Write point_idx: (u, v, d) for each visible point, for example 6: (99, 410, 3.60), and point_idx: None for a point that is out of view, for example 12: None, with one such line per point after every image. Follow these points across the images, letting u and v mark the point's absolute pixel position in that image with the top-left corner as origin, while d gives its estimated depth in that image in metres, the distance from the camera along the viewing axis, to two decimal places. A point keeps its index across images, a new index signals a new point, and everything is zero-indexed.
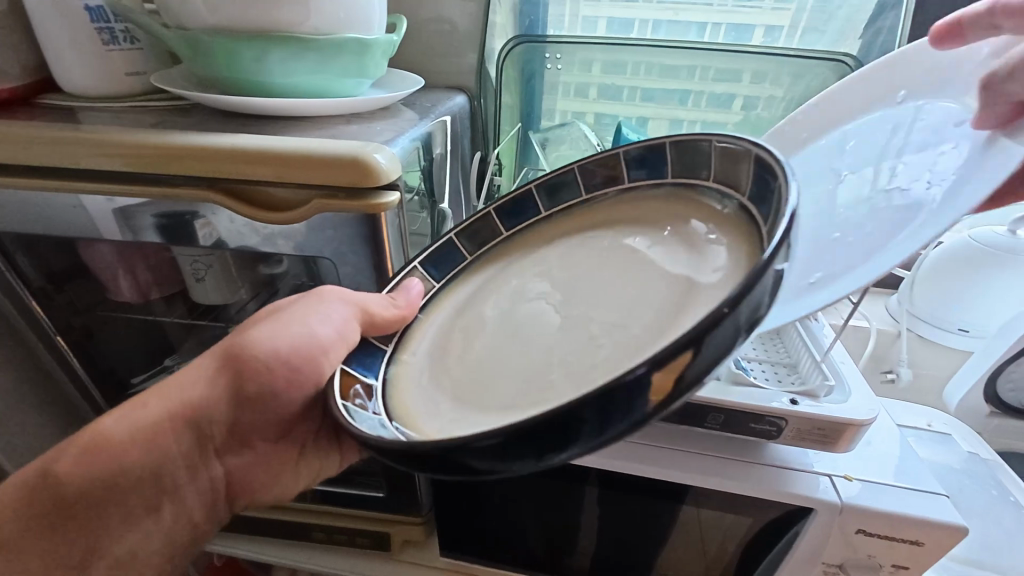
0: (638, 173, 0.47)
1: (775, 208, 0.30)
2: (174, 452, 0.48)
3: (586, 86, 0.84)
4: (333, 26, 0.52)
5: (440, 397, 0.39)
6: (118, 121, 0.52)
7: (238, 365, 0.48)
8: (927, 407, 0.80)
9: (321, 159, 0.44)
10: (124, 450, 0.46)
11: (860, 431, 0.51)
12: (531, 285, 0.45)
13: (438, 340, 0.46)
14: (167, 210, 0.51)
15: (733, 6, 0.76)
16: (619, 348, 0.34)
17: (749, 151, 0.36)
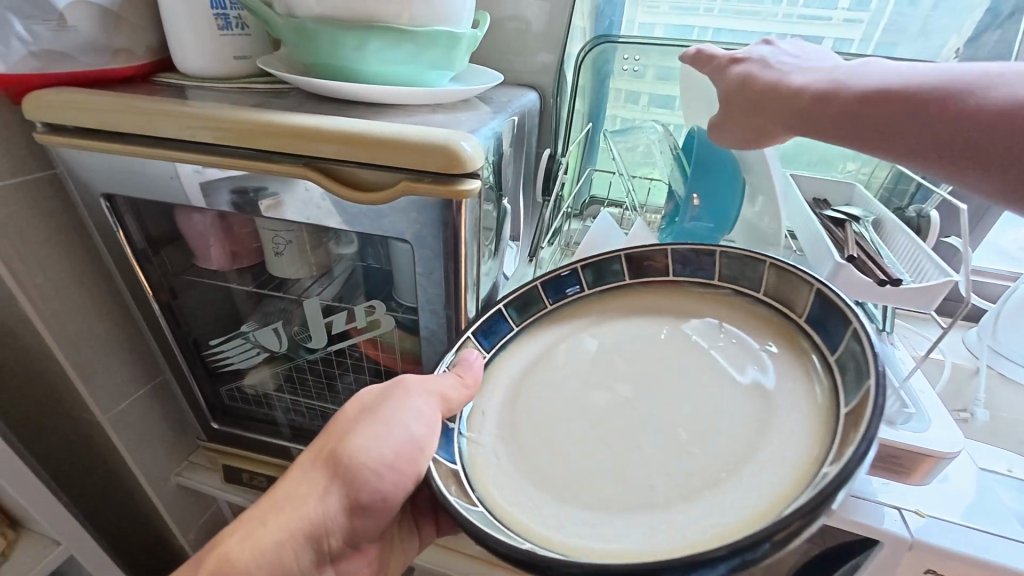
0: (682, 269, 0.52)
1: (855, 343, 0.37)
2: (293, 568, 0.49)
3: (635, 95, 0.85)
4: (428, 19, 0.54)
5: (519, 479, 0.41)
6: (225, 100, 0.56)
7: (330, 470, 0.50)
8: (1007, 452, 0.74)
9: (413, 144, 0.46)
10: None
11: (940, 464, 0.48)
12: (593, 371, 0.48)
13: (501, 410, 0.47)
14: (256, 183, 0.54)
15: (800, 16, 0.76)
16: (713, 462, 0.37)
17: (809, 283, 0.43)
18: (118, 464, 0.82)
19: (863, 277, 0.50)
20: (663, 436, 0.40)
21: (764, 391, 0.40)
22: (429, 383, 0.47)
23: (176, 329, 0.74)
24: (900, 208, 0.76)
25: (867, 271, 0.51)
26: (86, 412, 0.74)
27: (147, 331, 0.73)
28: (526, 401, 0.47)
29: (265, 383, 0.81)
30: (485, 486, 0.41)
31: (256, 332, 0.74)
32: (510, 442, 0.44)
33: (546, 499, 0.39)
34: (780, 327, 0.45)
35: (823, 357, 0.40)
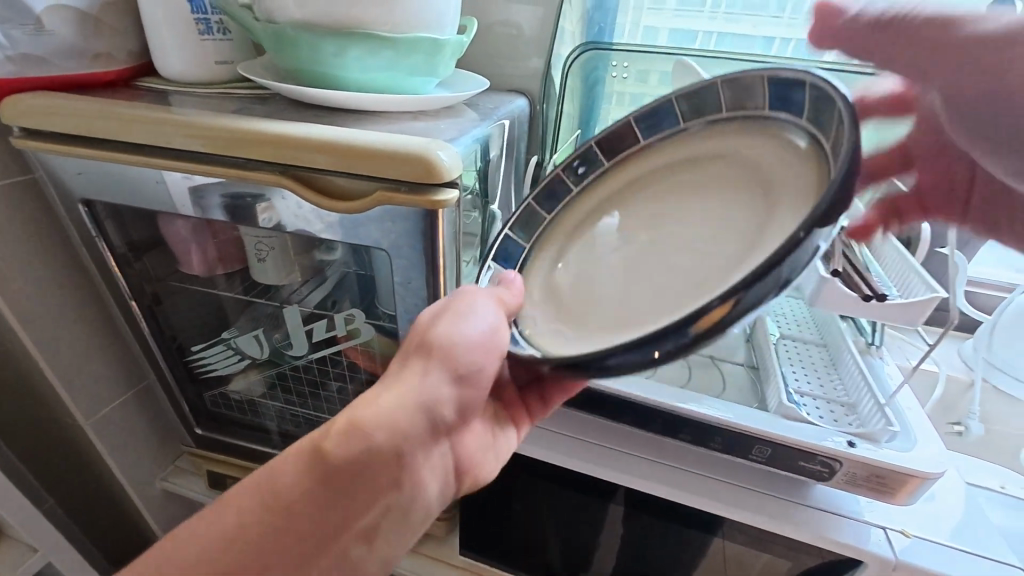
0: (647, 133, 0.51)
1: (817, 93, 0.35)
2: (411, 433, 0.42)
3: (641, 98, 0.81)
4: (409, 26, 0.54)
5: (586, 331, 0.43)
6: (205, 106, 0.55)
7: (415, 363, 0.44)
8: (1000, 468, 0.73)
9: (387, 153, 0.46)
10: (371, 433, 0.41)
11: (924, 485, 0.47)
12: (612, 245, 0.49)
13: (547, 295, 0.49)
14: (236, 192, 0.54)
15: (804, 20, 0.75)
16: (738, 247, 0.37)
17: (757, 75, 0.41)
18: (102, 468, 0.82)
19: (849, 292, 0.49)
20: (687, 258, 0.41)
21: (765, 179, 0.39)
22: (483, 291, 0.46)
23: (160, 335, 0.73)
24: None
25: (852, 286, 0.50)
26: (68, 415, 0.74)
27: (131, 336, 0.72)
28: (569, 284, 0.48)
29: (249, 388, 0.81)
30: (558, 347, 0.43)
31: (237, 338, 0.74)
32: (566, 317, 0.46)
33: (616, 332, 0.40)
34: (749, 129, 0.42)
35: (796, 127, 0.37)
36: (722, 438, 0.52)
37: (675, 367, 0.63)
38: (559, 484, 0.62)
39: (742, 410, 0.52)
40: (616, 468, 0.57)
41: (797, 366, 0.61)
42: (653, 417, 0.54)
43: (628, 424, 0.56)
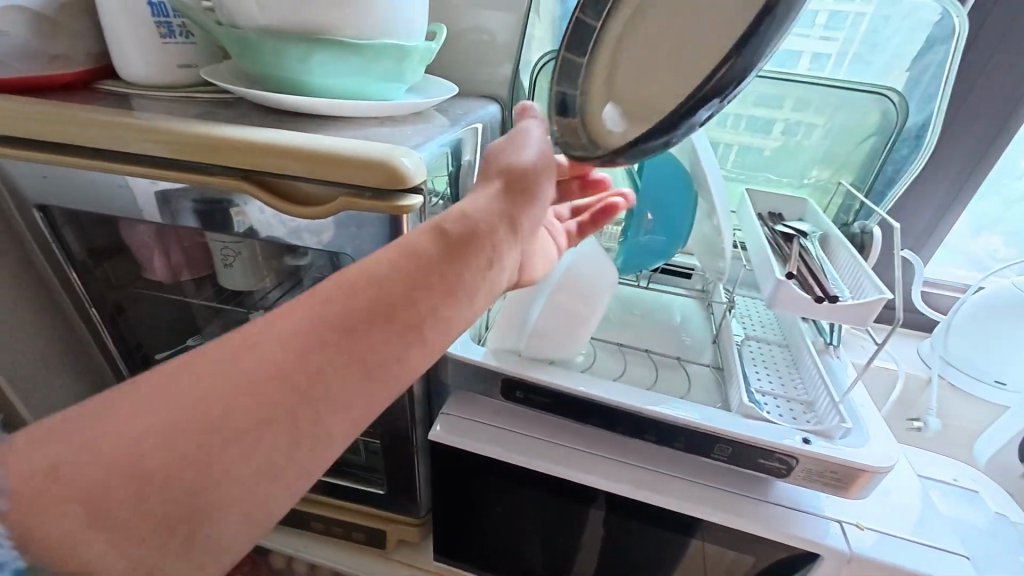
0: None
1: None
2: (496, 221, 0.40)
3: None
4: (375, 32, 0.54)
5: (647, 118, 0.40)
6: (167, 110, 0.54)
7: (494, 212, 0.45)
8: (954, 461, 0.77)
9: (351, 159, 0.46)
10: (460, 216, 0.39)
11: (876, 478, 0.48)
12: (632, 51, 0.42)
13: (597, 120, 0.45)
14: (201, 198, 0.53)
15: None
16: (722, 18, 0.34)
17: None
18: None
19: (803, 294, 0.51)
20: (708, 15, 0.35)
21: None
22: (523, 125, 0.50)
23: (124, 342, 0.71)
24: (847, 225, 0.78)
25: (807, 288, 0.52)
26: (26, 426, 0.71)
27: (93, 345, 0.70)
28: (607, 93, 0.44)
29: None
30: (630, 137, 0.41)
31: None
32: (619, 120, 0.43)
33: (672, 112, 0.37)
34: None
35: None
36: (685, 437, 0.53)
37: (643, 369, 0.64)
38: (531, 487, 0.63)
39: (704, 410, 0.53)
40: (585, 469, 0.58)
41: (759, 366, 0.63)
42: (619, 418, 0.55)
43: (596, 425, 0.57)
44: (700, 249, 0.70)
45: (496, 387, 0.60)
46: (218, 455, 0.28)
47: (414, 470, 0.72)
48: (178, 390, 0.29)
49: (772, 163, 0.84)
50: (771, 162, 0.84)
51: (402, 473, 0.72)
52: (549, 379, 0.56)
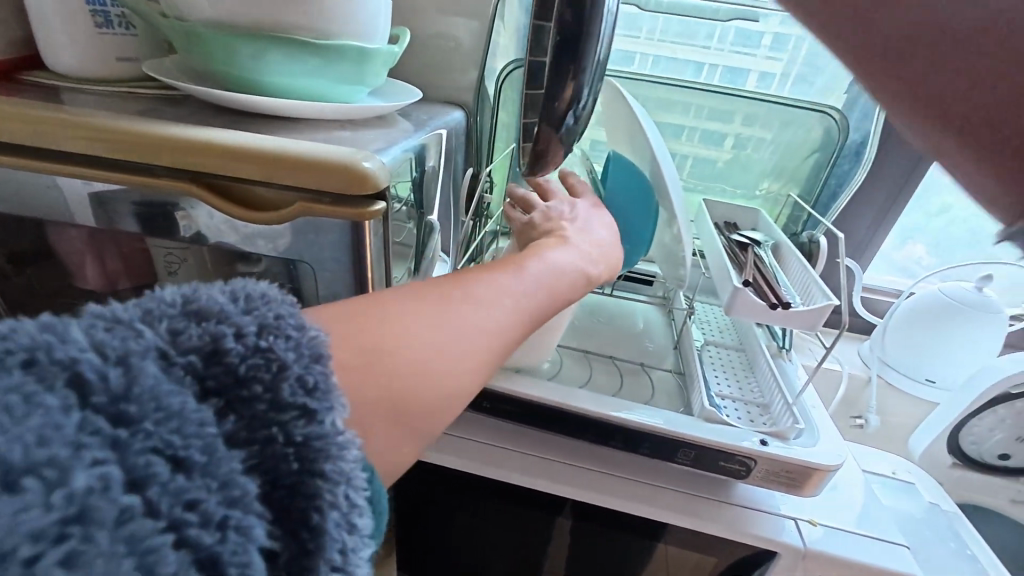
0: None
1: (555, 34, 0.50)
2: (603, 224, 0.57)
3: None
4: (336, 32, 0.52)
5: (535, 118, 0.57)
6: (103, 105, 0.50)
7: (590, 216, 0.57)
8: (892, 456, 0.82)
9: (311, 161, 0.44)
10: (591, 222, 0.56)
11: (826, 476, 0.51)
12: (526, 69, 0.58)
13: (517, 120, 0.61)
14: (143, 200, 0.50)
15: (728, 50, 0.82)
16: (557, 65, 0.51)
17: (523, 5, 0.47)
18: None
19: (758, 300, 0.53)
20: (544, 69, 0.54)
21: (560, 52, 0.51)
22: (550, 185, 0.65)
23: None
24: (797, 234, 0.83)
25: (762, 295, 0.54)
26: None
27: None
28: None
29: None
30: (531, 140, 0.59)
31: None
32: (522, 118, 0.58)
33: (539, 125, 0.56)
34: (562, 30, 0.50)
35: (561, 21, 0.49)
36: (650, 443, 0.54)
37: (608, 376, 0.65)
38: (499, 497, 0.62)
39: (668, 415, 0.54)
40: (553, 478, 0.57)
41: (718, 370, 0.65)
42: (587, 426, 0.55)
43: (564, 433, 0.57)
44: (661, 257, 0.72)
45: None
46: (448, 367, 0.30)
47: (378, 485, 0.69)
48: (423, 311, 0.31)
49: (725, 174, 0.87)
50: (725, 173, 0.88)
51: None
52: (517, 388, 0.56)
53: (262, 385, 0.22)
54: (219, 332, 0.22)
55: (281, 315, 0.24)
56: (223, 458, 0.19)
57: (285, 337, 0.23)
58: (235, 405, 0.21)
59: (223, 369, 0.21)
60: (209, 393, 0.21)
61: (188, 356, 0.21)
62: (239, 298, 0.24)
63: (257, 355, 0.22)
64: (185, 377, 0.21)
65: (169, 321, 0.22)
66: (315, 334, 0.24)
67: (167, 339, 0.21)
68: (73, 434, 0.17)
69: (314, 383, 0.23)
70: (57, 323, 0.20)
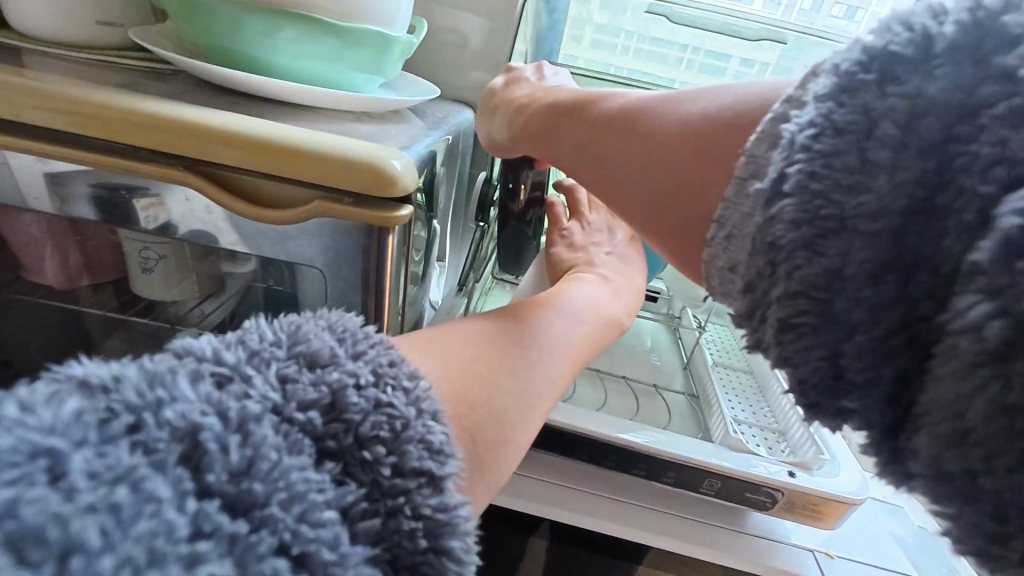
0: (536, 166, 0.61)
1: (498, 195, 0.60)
2: (631, 252, 0.56)
3: None
4: (354, 16, 0.48)
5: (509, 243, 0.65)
6: (76, 74, 0.43)
7: (623, 250, 0.56)
8: (880, 477, 0.83)
9: (334, 157, 0.39)
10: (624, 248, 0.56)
11: (849, 510, 0.50)
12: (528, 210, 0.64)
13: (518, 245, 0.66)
14: (104, 181, 0.42)
15: (697, 69, 0.79)
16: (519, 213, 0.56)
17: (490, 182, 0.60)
18: None
19: None
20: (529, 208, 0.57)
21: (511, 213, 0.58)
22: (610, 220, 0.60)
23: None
24: None
25: None
26: None
27: None
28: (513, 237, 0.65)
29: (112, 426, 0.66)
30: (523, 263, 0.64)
31: None
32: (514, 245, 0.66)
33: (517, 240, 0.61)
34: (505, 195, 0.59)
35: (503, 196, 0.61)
36: (675, 473, 0.51)
37: (622, 398, 0.62)
38: (488, 519, 0.58)
39: (695, 444, 0.52)
40: (562, 506, 0.52)
41: (729, 392, 0.64)
42: (607, 452, 0.52)
43: (579, 457, 0.53)
44: None
45: None
46: (517, 399, 0.30)
47: None
48: (489, 338, 0.32)
49: None
50: None
51: None
52: None
53: (385, 447, 0.21)
54: (337, 382, 0.22)
55: (394, 362, 0.24)
56: (348, 552, 0.18)
57: (400, 388, 0.23)
58: (353, 469, 0.20)
59: (344, 426, 0.21)
60: (325, 455, 0.20)
61: (307, 412, 0.21)
62: (345, 339, 0.24)
63: (377, 410, 0.22)
64: (302, 439, 0.20)
65: (279, 365, 0.22)
66: (428, 385, 0.24)
67: (280, 391, 0.21)
68: (184, 542, 0.16)
69: (438, 444, 0.22)
70: (164, 374, 0.19)
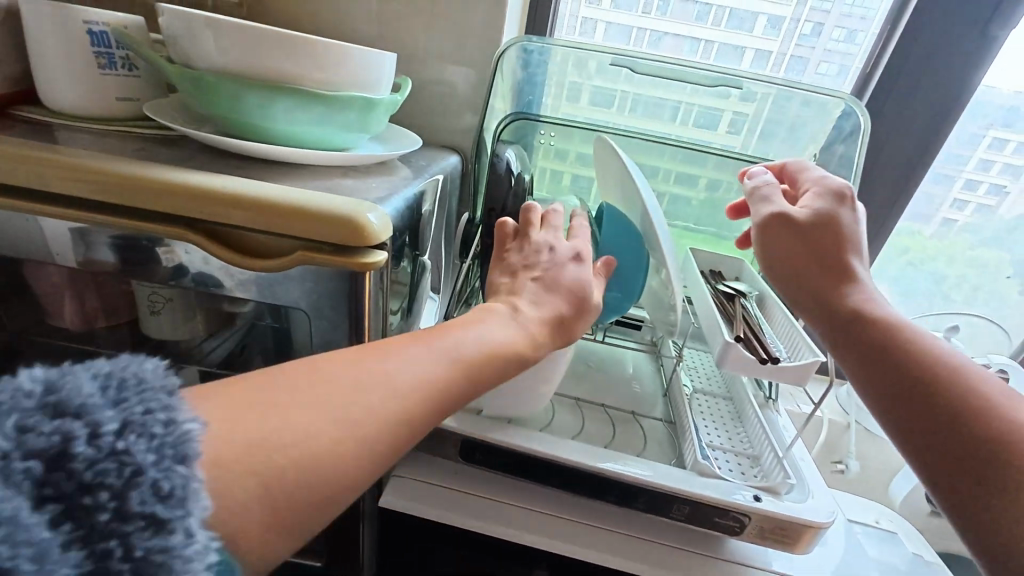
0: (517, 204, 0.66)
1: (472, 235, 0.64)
2: (555, 288, 0.53)
3: (562, 151, 0.84)
4: (338, 84, 0.54)
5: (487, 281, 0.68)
6: (98, 145, 0.49)
7: (543, 278, 0.53)
8: (875, 504, 0.83)
9: (314, 212, 0.44)
10: (542, 280, 0.53)
11: (818, 534, 0.51)
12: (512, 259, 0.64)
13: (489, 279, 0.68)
14: (112, 233, 0.48)
15: (701, 93, 0.78)
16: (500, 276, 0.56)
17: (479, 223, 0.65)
18: None
19: (749, 356, 0.54)
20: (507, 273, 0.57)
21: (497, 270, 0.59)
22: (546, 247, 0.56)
23: None
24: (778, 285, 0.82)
25: (752, 350, 0.56)
26: None
27: None
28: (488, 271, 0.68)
29: None
30: None
31: None
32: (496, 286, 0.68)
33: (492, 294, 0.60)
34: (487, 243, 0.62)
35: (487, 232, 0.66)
36: (644, 497, 0.53)
37: (599, 425, 0.65)
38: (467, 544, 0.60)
39: (663, 470, 0.54)
40: (538, 531, 0.54)
41: (704, 421, 0.65)
42: (580, 479, 0.54)
43: (552, 481, 0.55)
44: (650, 303, 0.73)
45: (454, 449, 0.56)
46: (321, 454, 0.31)
47: (357, 536, 0.63)
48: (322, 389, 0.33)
49: (699, 214, 0.85)
50: (698, 212, 0.85)
51: (347, 546, 0.65)
52: (512, 441, 0.53)
53: (110, 492, 0.24)
54: (73, 431, 0.24)
55: (149, 410, 0.26)
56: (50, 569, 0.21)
57: (145, 436, 0.25)
58: (75, 512, 0.23)
59: (67, 474, 0.23)
60: (46, 499, 0.23)
61: (29, 461, 0.22)
62: (109, 388, 0.26)
63: (112, 458, 0.24)
64: (19, 484, 0.22)
65: (20, 415, 0.23)
66: (181, 432, 0.26)
67: (12, 440, 0.22)
68: None
69: (169, 490, 0.25)
70: None
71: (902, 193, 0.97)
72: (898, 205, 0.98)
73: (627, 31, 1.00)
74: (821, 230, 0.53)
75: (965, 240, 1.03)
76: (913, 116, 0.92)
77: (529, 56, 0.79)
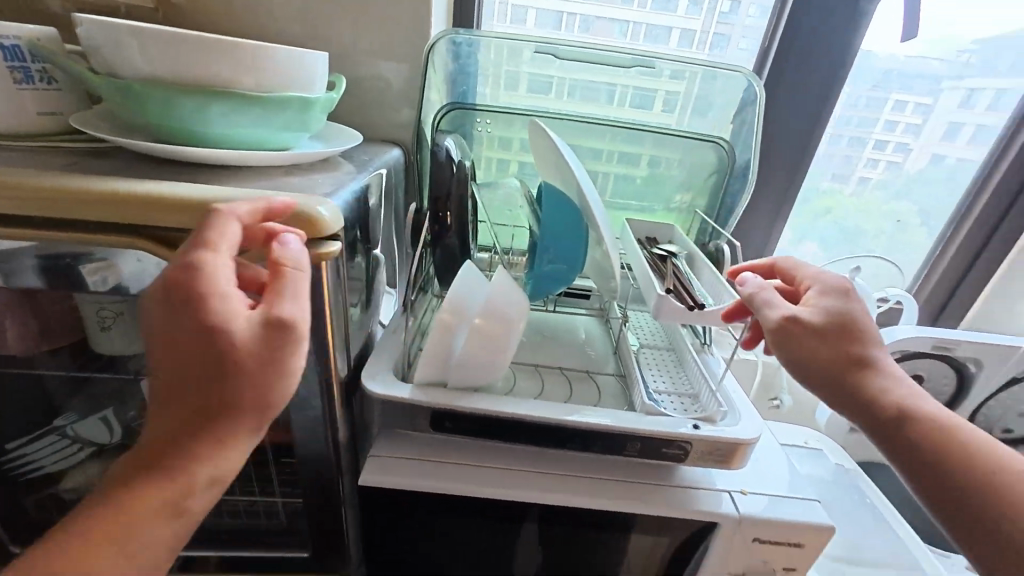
0: (461, 190, 0.69)
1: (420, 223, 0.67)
2: (189, 358, 0.38)
3: (508, 140, 0.89)
4: (271, 86, 0.55)
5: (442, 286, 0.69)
6: (25, 162, 0.49)
7: (184, 341, 0.38)
8: (806, 429, 0.94)
9: (264, 210, 0.45)
10: (172, 351, 0.38)
11: (748, 449, 0.59)
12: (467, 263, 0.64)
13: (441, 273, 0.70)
14: (47, 251, 0.48)
15: (635, 75, 0.84)
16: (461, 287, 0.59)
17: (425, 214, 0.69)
18: None
19: (678, 304, 0.61)
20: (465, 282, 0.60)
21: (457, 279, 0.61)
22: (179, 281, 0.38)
23: None
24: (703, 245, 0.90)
25: (681, 299, 0.63)
26: None
27: None
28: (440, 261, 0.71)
29: (85, 482, 0.70)
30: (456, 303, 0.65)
31: (74, 425, 0.67)
32: None
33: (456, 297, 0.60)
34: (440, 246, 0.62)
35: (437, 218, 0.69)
36: (601, 441, 0.59)
37: (557, 385, 0.70)
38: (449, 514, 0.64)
39: (615, 414, 0.60)
40: (511, 485, 0.59)
41: (652, 371, 0.73)
42: (543, 433, 0.59)
43: (519, 438, 0.60)
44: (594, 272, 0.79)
45: (424, 422, 0.59)
46: None
47: (339, 522, 0.66)
48: None
49: (642, 191, 0.92)
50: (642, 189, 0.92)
51: (330, 532, 0.67)
52: (473, 407, 0.57)
53: None
54: None
55: None
56: None
57: None
58: None
59: None
60: None
61: None
62: None
63: None
64: None
65: None
66: None
67: None
68: None
69: None
70: None
71: (803, 157, 1.09)
72: (800, 169, 1.10)
73: (558, 16, 1.05)
74: (835, 329, 0.56)
75: (877, 197, 1.19)
76: (808, 85, 1.03)
77: (460, 46, 0.82)
